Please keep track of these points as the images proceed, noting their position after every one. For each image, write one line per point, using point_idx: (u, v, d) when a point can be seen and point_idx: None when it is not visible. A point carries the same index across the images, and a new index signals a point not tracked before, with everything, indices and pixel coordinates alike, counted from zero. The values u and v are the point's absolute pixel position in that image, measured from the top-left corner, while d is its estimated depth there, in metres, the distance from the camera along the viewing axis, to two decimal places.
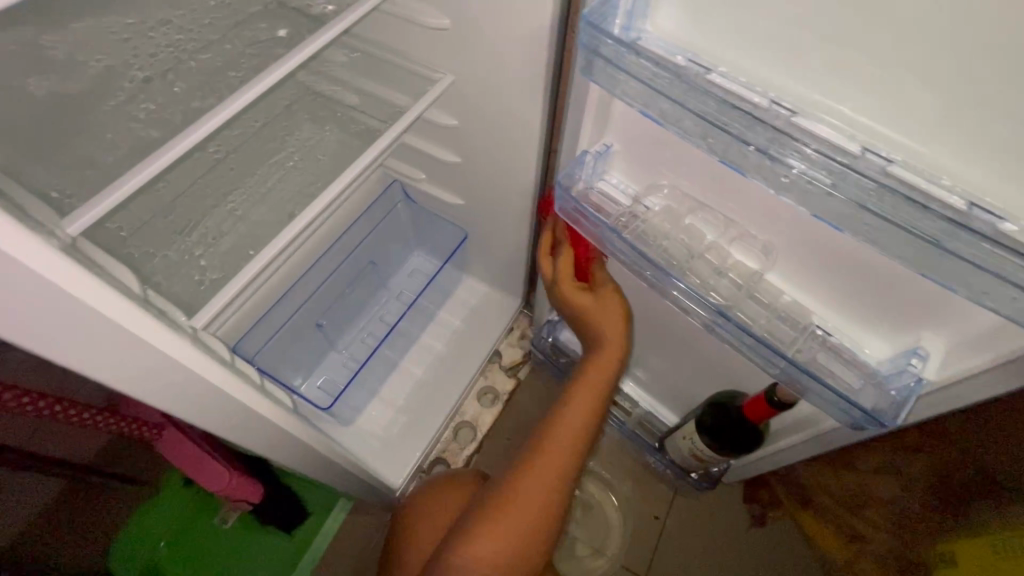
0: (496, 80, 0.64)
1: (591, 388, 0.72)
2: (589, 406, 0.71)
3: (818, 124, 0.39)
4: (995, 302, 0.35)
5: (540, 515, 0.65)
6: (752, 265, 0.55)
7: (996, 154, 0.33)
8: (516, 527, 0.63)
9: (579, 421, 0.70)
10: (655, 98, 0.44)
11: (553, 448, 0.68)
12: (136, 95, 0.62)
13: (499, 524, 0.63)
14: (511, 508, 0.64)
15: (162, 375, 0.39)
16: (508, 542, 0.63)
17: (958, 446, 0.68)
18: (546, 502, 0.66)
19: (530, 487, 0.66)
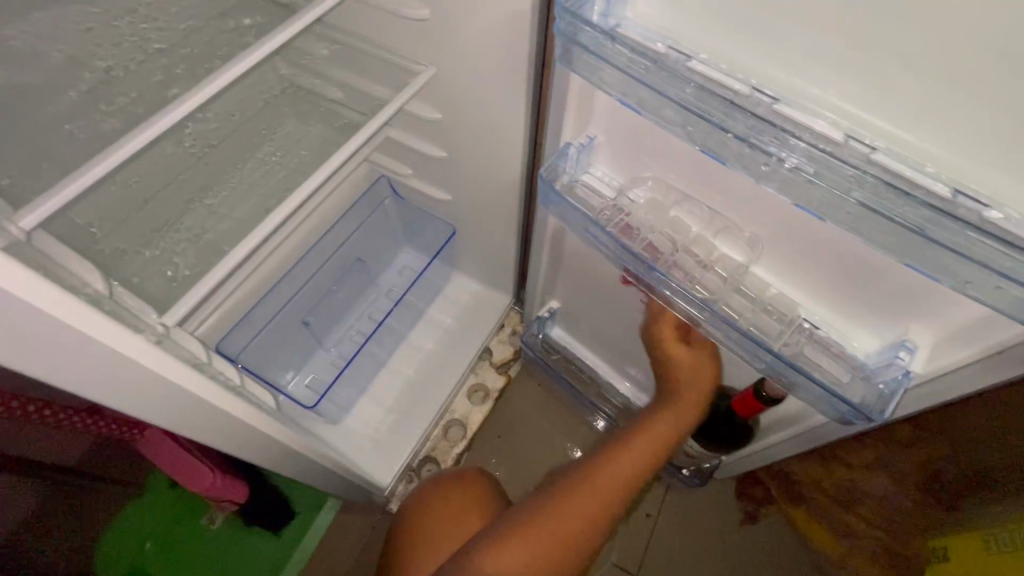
0: (475, 70, 0.63)
1: (660, 434, 0.66)
2: (654, 452, 0.65)
3: (815, 120, 0.37)
4: (979, 292, 0.33)
5: (571, 549, 0.60)
6: (738, 258, 0.53)
7: (978, 140, 0.32)
8: (543, 556, 0.58)
9: (639, 463, 0.65)
10: (631, 86, 0.42)
11: (606, 483, 0.63)
12: (100, 86, 0.61)
13: (526, 548, 0.59)
14: (544, 535, 0.59)
15: (128, 379, 0.38)
16: (530, 570, 0.58)
17: (948, 441, 0.67)
18: (582, 537, 0.60)
19: (571, 518, 0.61)
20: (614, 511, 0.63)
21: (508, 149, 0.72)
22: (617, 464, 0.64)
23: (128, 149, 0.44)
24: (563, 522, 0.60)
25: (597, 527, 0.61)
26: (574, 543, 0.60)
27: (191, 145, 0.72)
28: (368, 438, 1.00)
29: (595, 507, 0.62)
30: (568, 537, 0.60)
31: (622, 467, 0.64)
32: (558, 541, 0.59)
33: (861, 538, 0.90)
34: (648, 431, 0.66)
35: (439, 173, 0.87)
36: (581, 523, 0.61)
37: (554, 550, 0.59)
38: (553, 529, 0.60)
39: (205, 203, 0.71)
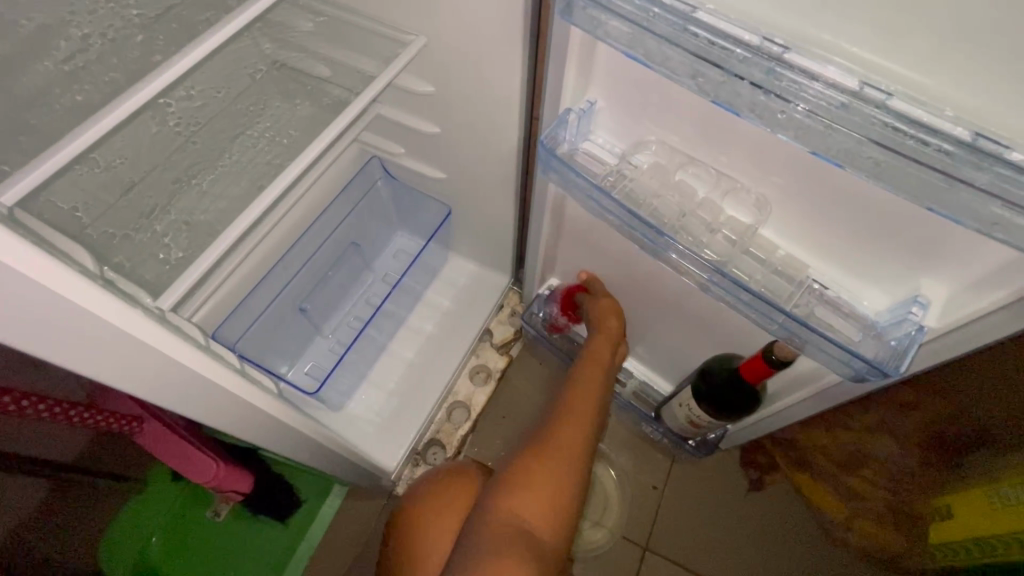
0: (468, 38, 0.61)
1: (600, 365, 0.72)
2: (603, 381, 0.70)
3: (828, 64, 0.36)
4: (1005, 234, 0.32)
5: (576, 473, 0.58)
6: (746, 221, 0.52)
7: (994, 80, 0.32)
8: (559, 477, 0.57)
9: (595, 390, 0.68)
10: (641, 38, 0.40)
11: (580, 408, 0.64)
12: (75, 58, 0.58)
13: (539, 477, 0.56)
14: (550, 460, 0.57)
15: (129, 358, 0.36)
16: (549, 491, 0.55)
17: (949, 401, 0.68)
18: (584, 455, 0.60)
19: (568, 441, 0.60)
20: (595, 432, 0.64)
21: (503, 122, 0.71)
22: (581, 398, 0.66)
23: (104, 124, 0.42)
24: (563, 448, 0.59)
25: (589, 445, 0.61)
26: (579, 462, 0.59)
27: (174, 124, 0.70)
28: (371, 423, 0.99)
29: (580, 424, 0.62)
30: (574, 456, 0.59)
31: (586, 394, 0.67)
32: (561, 463, 0.58)
33: (866, 500, 0.91)
34: (588, 366, 0.72)
35: (432, 150, 0.85)
36: (578, 443, 0.60)
37: (566, 472, 0.57)
38: (556, 456, 0.58)
39: (196, 186, 0.70)
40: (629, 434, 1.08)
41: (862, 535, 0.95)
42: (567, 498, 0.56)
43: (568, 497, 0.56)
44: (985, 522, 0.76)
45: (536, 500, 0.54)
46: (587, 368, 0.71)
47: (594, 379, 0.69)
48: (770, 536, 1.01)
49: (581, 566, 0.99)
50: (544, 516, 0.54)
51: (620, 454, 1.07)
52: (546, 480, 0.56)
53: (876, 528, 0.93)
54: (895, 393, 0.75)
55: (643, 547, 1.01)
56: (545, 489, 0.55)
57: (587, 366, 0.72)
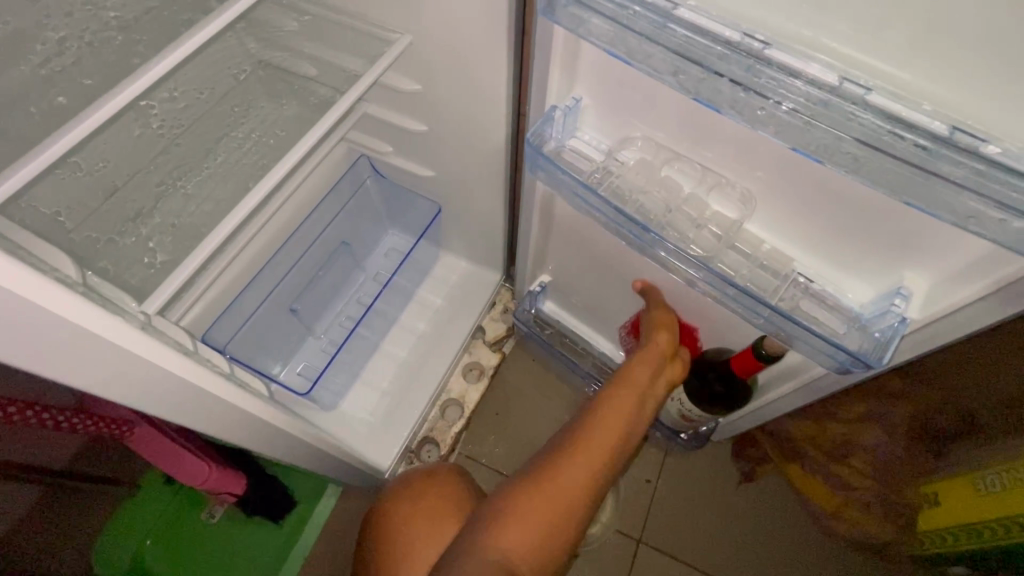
0: (453, 36, 0.61)
1: (636, 387, 0.64)
2: (639, 407, 0.63)
3: (804, 59, 0.36)
4: (979, 228, 0.33)
5: (575, 512, 0.54)
6: (732, 216, 0.53)
7: (971, 74, 0.32)
8: (555, 517, 0.53)
9: (625, 417, 0.61)
10: (623, 35, 0.40)
11: (602, 437, 0.58)
12: (53, 62, 0.58)
13: (533, 515, 0.52)
14: (547, 498, 0.53)
15: (112, 366, 0.36)
16: (540, 532, 0.51)
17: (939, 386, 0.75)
18: (589, 494, 0.55)
19: (576, 476, 0.55)
20: (613, 465, 0.58)
21: (491, 120, 0.70)
22: (606, 425, 0.59)
23: (82, 128, 0.42)
24: (568, 486, 0.54)
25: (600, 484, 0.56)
26: (581, 502, 0.54)
27: (157, 126, 0.70)
28: (365, 422, 0.99)
29: (597, 460, 0.57)
30: (577, 496, 0.54)
31: (612, 422, 0.60)
32: (561, 502, 0.53)
33: (856, 490, 0.92)
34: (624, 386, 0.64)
35: (421, 149, 0.85)
36: (587, 482, 0.55)
37: (563, 513, 0.53)
38: (557, 491, 0.53)
39: (181, 189, 0.69)
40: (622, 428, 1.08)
41: (852, 525, 0.95)
42: (559, 540, 0.53)
43: (559, 540, 0.52)
44: (971, 509, 0.79)
45: (523, 539, 0.51)
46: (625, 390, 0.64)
47: (630, 405, 0.62)
48: (765, 528, 1.01)
49: (575, 561, 0.98)
50: (528, 561, 0.50)
51: None
52: (537, 519, 0.52)
53: (866, 518, 0.93)
54: (886, 381, 0.82)
55: (637, 541, 1.00)
56: (536, 531, 0.51)
57: (628, 386, 0.64)
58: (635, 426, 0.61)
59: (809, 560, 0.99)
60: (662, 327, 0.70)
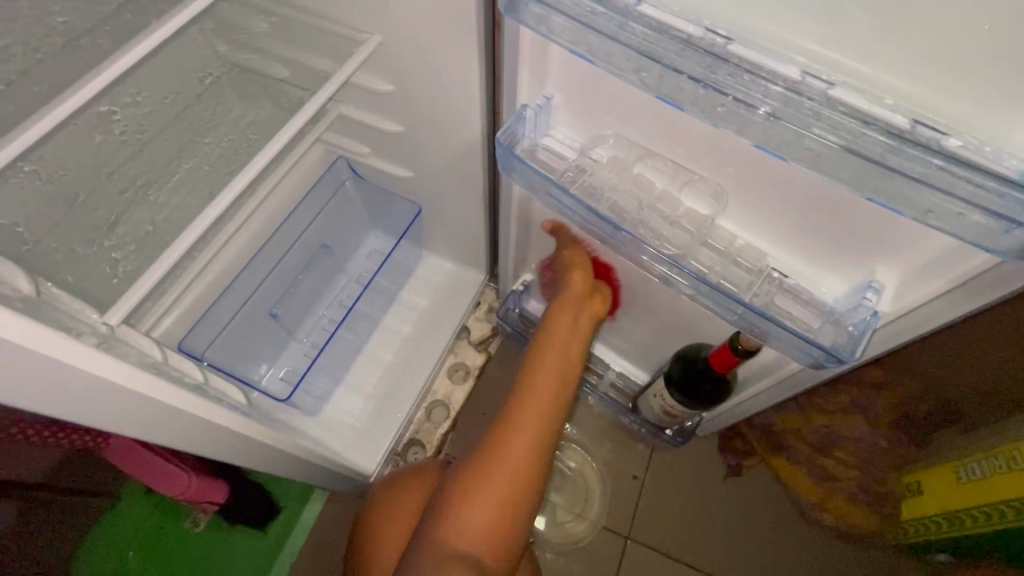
0: (423, 35, 0.60)
1: (558, 347, 0.68)
2: (562, 364, 0.67)
3: (759, 52, 0.36)
4: (938, 221, 0.33)
5: (524, 483, 0.60)
6: (705, 212, 0.52)
7: (930, 67, 0.32)
8: (505, 489, 0.59)
9: (550, 380, 0.65)
10: (583, 33, 0.40)
11: (532, 405, 0.63)
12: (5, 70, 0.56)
13: (484, 498, 0.58)
14: (493, 478, 0.59)
15: (65, 386, 0.35)
16: (494, 510, 0.58)
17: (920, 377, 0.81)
18: (535, 462, 0.61)
19: (516, 452, 0.60)
20: (551, 429, 0.63)
21: (465, 119, 0.70)
22: (535, 395, 0.64)
23: (25, 140, 0.41)
24: (510, 464, 0.60)
25: (542, 448, 0.62)
26: (527, 471, 0.60)
27: (120, 132, 0.68)
28: (349, 426, 0.98)
29: (531, 429, 0.62)
30: (521, 469, 0.60)
31: (539, 389, 0.64)
32: (507, 479, 0.59)
33: (840, 481, 0.93)
34: (545, 349, 0.68)
35: (398, 149, 0.84)
36: (528, 452, 0.61)
37: (511, 486, 0.59)
38: (500, 471, 0.59)
39: (150, 198, 0.69)
40: (609, 425, 1.07)
41: (836, 515, 0.95)
42: (514, 507, 0.59)
43: (514, 509, 0.59)
44: (953, 499, 0.80)
45: (481, 516, 0.58)
46: (544, 352, 0.67)
47: (555, 366, 0.66)
48: (753, 522, 1.01)
49: (564, 559, 0.98)
50: (486, 533, 0.57)
51: (597, 443, 1.06)
52: (490, 497, 0.58)
53: (849, 508, 0.94)
54: (868, 373, 0.86)
55: (623, 536, 1.00)
56: (487, 508, 0.58)
57: (549, 345, 0.68)
58: (561, 382, 0.66)
59: (796, 553, 0.98)
60: (578, 268, 0.70)
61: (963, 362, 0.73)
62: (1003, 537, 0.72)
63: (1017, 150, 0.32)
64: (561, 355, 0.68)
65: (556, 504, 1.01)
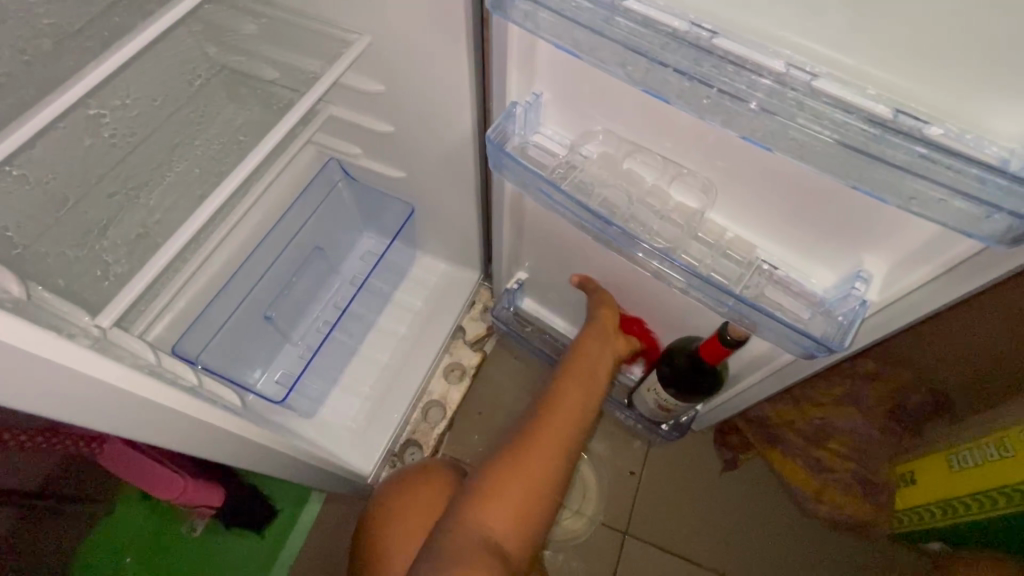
0: (413, 34, 0.60)
1: (584, 370, 0.72)
2: (590, 388, 0.70)
3: (742, 46, 0.36)
4: (921, 208, 0.33)
5: (550, 483, 0.61)
6: (694, 206, 0.53)
7: (911, 55, 0.32)
8: (533, 485, 0.60)
9: (578, 399, 0.68)
10: (570, 29, 0.40)
11: (558, 418, 0.66)
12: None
13: (513, 491, 0.59)
14: (518, 478, 0.60)
15: (59, 387, 0.35)
16: (520, 506, 0.59)
17: (914, 365, 0.83)
18: (556, 469, 0.62)
19: (548, 453, 0.62)
20: (576, 438, 0.66)
21: (456, 118, 0.70)
22: (562, 409, 0.66)
23: (10, 143, 0.41)
24: (534, 466, 0.61)
25: (565, 457, 0.63)
26: (549, 475, 0.61)
27: (110, 135, 0.68)
28: (345, 428, 0.98)
29: (556, 438, 0.64)
30: (543, 473, 0.61)
31: (567, 405, 0.67)
32: (537, 477, 0.60)
33: (834, 472, 0.93)
34: (573, 370, 0.71)
35: (390, 149, 0.84)
36: (551, 459, 0.62)
37: (532, 489, 0.60)
38: (528, 470, 0.61)
39: (140, 201, 0.69)
40: (605, 421, 1.07)
41: (832, 506, 0.95)
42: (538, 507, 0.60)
43: (532, 512, 0.60)
44: (947, 488, 0.81)
45: (508, 511, 0.58)
46: (573, 374, 0.71)
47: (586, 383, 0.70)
48: (750, 515, 1.01)
49: (563, 556, 0.98)
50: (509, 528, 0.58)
51: (593, 439, 1.06)
52: (518, 493, 0.59)
53: (847, 499, 0.93)
54: (862, 361, 0.88)
55: (622, 533, 1.00)
56: (509, 507, 0.59)
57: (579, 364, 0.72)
58: (587, 404, 0.69)
59: (791, 545, 0.99)
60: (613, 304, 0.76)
61: (953, 343, 0.76)
62: (1000, 523, 0.72)
63: (999, 138, 0.33)
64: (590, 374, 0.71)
65: None
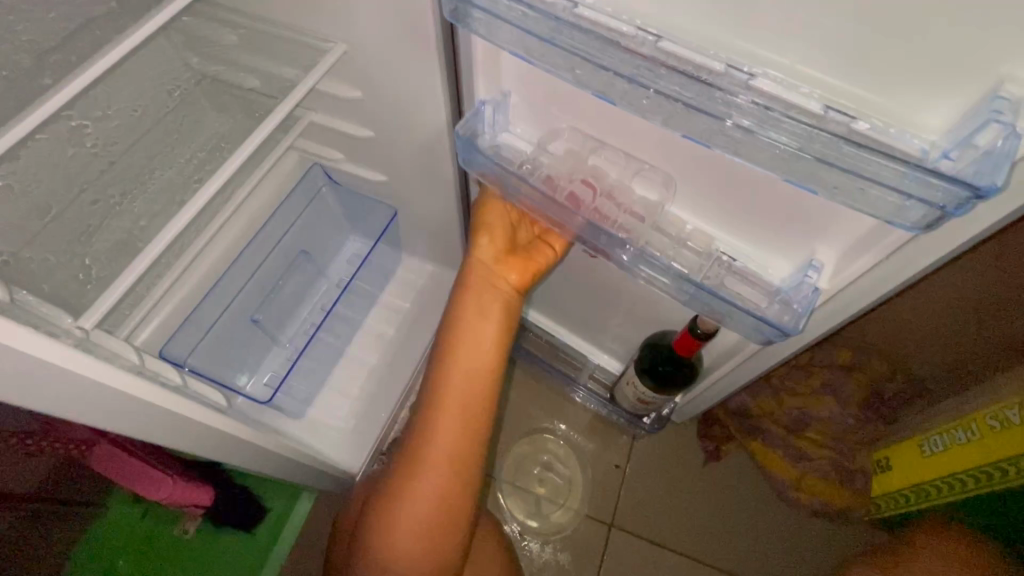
0: (383, 41, 0.62)
1: (470, 328, 0.66)
2: (478, 356, 0.66)
3: (682, 48, 0.38)
4: (845, 198, 0.36)
5: (453, 473, 0.64)
6: (655, 199, 0.55)
7: (842, 54, 0.34)
8: (433, 482, 0.63)
9: (467, 376, 0.65)
10: (525, 39, 0.43)
11: (443, 405, 0.64)
12: None
13: (414, 493, 0.63)
14: (417, 478, 0.63)
15: (43, 383, 0.37)
16: (426, 501, 0.63)
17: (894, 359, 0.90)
18: (459, 455, 0.64)
19: (438, 447, 0.63)
20: (475, 411, 0.65)
21: (430, 122, 0.72)
22: (450, 391, 0.64)
23: None
24: (430, 467, 0.63)
25: (462, 441, 0.64)
26: (451, 462, 0.64)
27: (92, 145, 0.70)
28: (334, 427, 1.00)
29: (445, 429, 0.64)
30: (442, 466, 0.63)
31: (450, 388, 0.65)
32: (435, 472, 0.63)
33: (812, 459, 0.96)
34: (456, 344, 0.66)
35: (370, 154, 0.86)
36: (451, 448, 0.64)
37: (438, 483, 0.63)
38: (424, 470, 0.63)
39: (125, 208, 0.71)
40: (592, 417, 1.09)
41: (811, 493, 0.97)
42: (448, 494, 0.64)
43: (449, 497, 0.64)
44: (919, 471, 0.84)
45: (415, 511, 0.63)
46: (455, 347, 0.66)
47: (473, 352, 0.66)
48: (734, 504, 1.03)
49: (549, 548, 1.00)
50: (420, 524, 0.63)
51: (578, 433, 1.08)
52: (420, 492, 0.63)
53: (827, 487, 0.96)
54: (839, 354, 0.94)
55: (608, 524, 1.02)
56: (419, 504, 0.63)
57: (466, 324, 0.67)
58: (477, 374, 0.66)
59: (772, 532, 1.01)
60: (490, 230, 0.69)
61: (928, 332, 0.83)
62: (970, 503, 0.74)
63: (924, 132, 0.35)
64: (479, 335, 0.66)
65: (540, 496, 1.03)
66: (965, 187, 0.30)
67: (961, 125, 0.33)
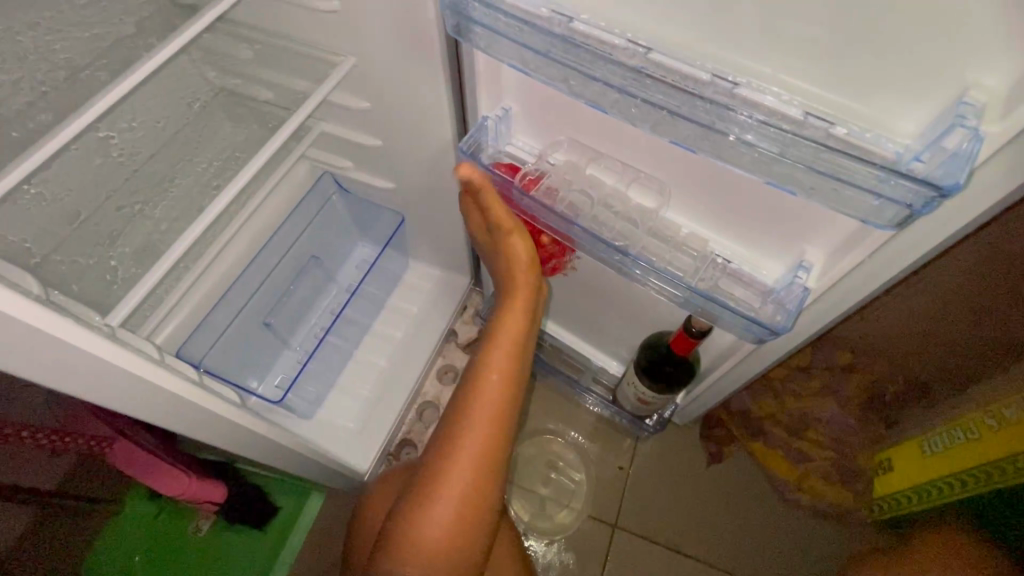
0: (391, 59, 0.65)
1: (510, 332, 0.68)
2: (514, 358, 0.67)
3: (670, 59, 0.41)
4: (820, 198, 0.39)
5: (486, 473, 0.62)
6: (650, 206, 0.57)
7: (821, 62, 0.36)
8: (466, 483, 0.61)
9: (503, 376, 0.65)
10: (524, 53, 0.46)
11: (486, 401, 0.64)
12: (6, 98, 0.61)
13: (448, 494, 0.61)
14: (451, 479, 0.61)
15: (75, 368, 0.40)
16: (459, 503, 0.61)
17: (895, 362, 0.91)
18: (492, 456, 0.63)
19: (474, 446, 0.62)
20: (510, 413, 0.65)
21: (436, 131, 0.75)
22: (487, 391, 0.64)
23: (28, 162, 0.46)
24: (471, 461, 0.62)
25: (498, 443, 0.63)
26: (485, 463, 0.62)
27: (117, 155, 0.74)
28: (343, 428, 1.02)
29: (489, 423, 0.63)
30: (482, 461, 0.62)
31: (494, 383, 0.65)
32: (470, 473, 0.62)
33: (812, 460, 1.00)
34: (494, 345, 0.67)
35: (377, 162, 0.89)
36: (484, 449, 0.63)
37: (477, 479, 0.62)
38: (458, 469, 0.61)
39: (147, 213, 0.75)
40: (595, 420, 1.11)
41: (814, 494, 1.00)
42: (481, 497, 0.62)
43: (481, 500, 0.62)
44: (920, 472, 0.84)
45: (447, 512, 0.60)
46: (492, 350, 0.67)
47: (510, 354, 0.67)
48: (737, 506, 1.04)
49: (553, 549, 1.01)
50: (452, 528, 0.60)
51: (583, 435, 1.10)
52: (453, 493, 0.61)
53: (827, 486, 0.99)
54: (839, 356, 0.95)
55: (612, 525, 1.03)
56: (454, 503, 0.61)
57: (504, 327, 0.68)
58: (511, 375, 0.66)
59: (776, 533, 1.02)
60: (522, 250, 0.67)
61: (928, 333, 0.84)
62: (971, 502, 0.75)
63: (899, 136, 0.37)
64: (515, 340, 0.68)
65: (545, 498, 1.05)
66: (929, 187, 0.33)
67: (933, 128, 0.35)
